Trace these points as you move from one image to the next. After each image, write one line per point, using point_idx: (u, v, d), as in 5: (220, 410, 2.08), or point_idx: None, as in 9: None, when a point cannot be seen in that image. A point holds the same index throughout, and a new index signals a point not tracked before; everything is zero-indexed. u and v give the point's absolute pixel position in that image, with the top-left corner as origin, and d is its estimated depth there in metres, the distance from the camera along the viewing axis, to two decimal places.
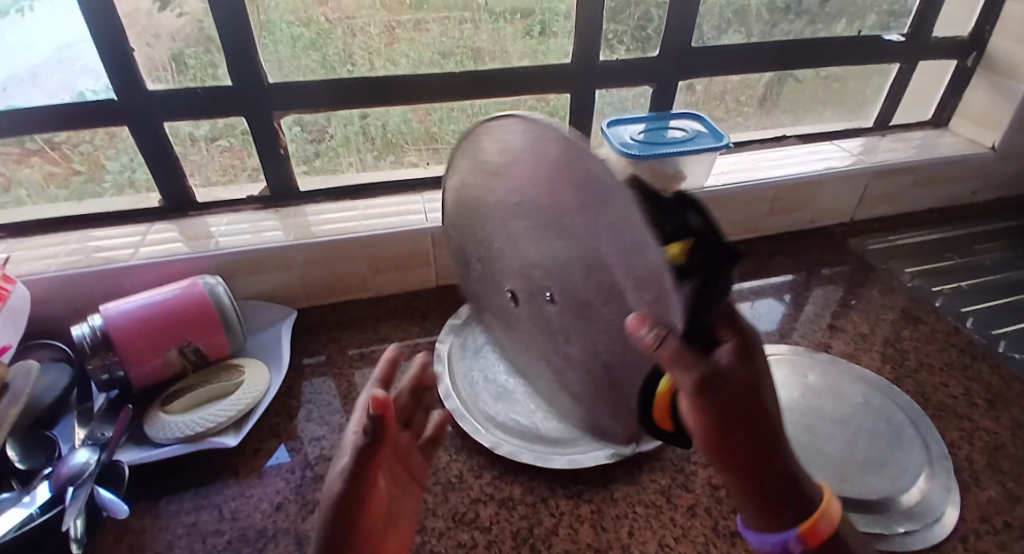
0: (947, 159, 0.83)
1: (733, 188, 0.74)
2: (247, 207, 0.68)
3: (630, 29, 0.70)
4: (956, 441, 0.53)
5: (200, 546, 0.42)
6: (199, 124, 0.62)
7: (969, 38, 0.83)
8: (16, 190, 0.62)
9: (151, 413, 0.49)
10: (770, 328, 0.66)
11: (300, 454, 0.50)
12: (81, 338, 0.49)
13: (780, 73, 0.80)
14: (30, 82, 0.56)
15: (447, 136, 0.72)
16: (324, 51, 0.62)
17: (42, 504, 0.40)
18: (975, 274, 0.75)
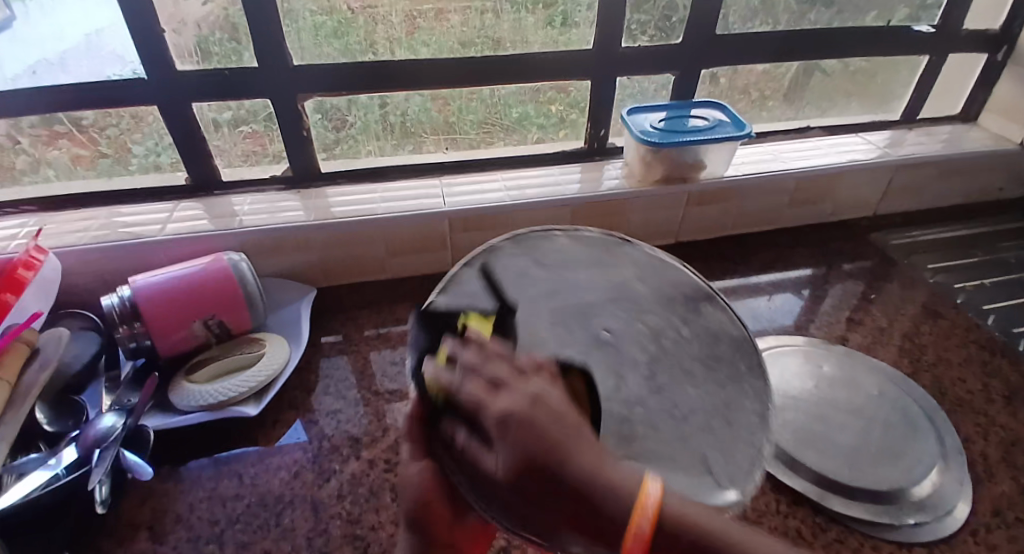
0: (976, 153, 0.81)
1: (754, 177, 0.73)
2: (271, 189, 0.69)
3: (653, 18, 0.70)
4: (970, 435, 0.52)
5: (220, 509, 0.44)
6: (223, 109, 0.64)
7: (1001, 31, 0.81)
8: (45, 170, 0.64)
9: (176, 382, 0.51)
10: (785, 321, 0.66)
11: (317, 425, 0.51)
12: (110, 308, 0.51)
13: (806, 62, 0.78)
14: (60, 68, 0.58)
15: (466, 124, 0.73)
16: (346, 39, 0.63)
17: (67, 465, 0.41)
18: (998, 271, 0.74)
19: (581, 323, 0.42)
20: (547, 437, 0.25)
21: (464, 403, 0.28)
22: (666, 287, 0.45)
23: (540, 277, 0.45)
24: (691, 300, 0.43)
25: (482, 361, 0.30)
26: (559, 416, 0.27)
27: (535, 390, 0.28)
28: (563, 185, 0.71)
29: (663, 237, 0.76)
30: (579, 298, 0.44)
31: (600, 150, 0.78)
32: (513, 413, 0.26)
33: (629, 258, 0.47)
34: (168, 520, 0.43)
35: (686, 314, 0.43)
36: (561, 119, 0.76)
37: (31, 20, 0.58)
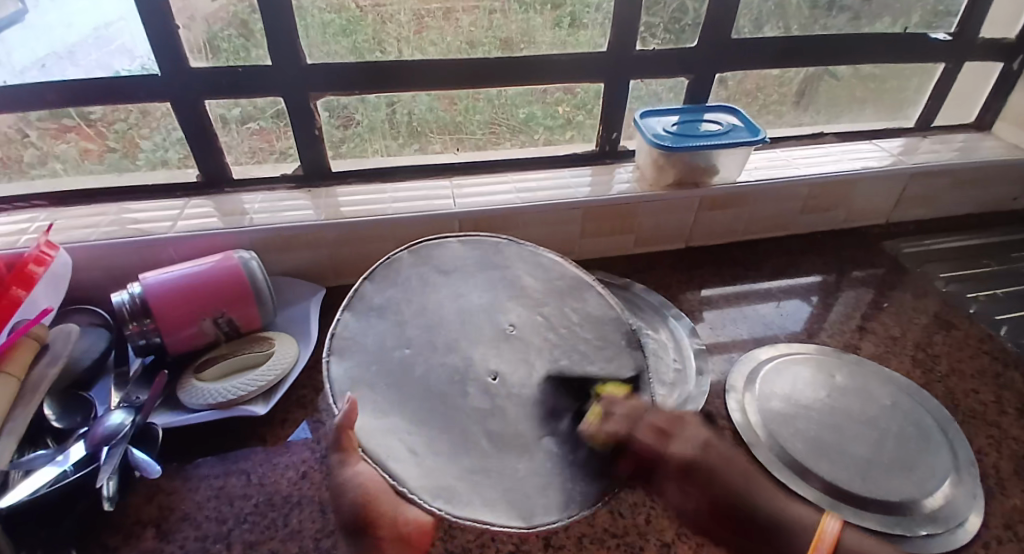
0: (989, 162, 0.80)
1: (766, 183, 0.73)
2: (280, 187, 0.69)
3: (664, 21, 0.69)
4: (984, 448, 0.51)
5: (228, 508, 0.44)
6: (232, 105, 0.64)
7: (1017, 39, 0.80)
8: (53, 164, 0.64)
9: (185, 379, 0.51)
10: (796, 328, 0.65)
11: (324, 425, 0.51)
12: (120, 304, 0.51)
13: (819, 68, 0.78)
14: (69, 60, 0.58)
15: (473, 125, 0.73)
16: (354, 37, 0.63)
17: (75, 462, 0.41)
18: (1012, 281, 0.73)
19: (488, 319, 0.46)
20: (712, 470, 0.39)
21: (638, 446, 0.38)
22: (560, 280, 0.50)
23: (440, 284, 0.48)
24: (577, 289, 0.49)
25: (632, 424, 0.38)
26: (716, 466, 0.40)
27: (689, 446, 0.40)
28: (573, 188, 0.70)
29: (673, 241, 0.76)
30: (489, 298, 0.47)
31: (610, 153, 0.77)
32: (692, 460, 0.39)
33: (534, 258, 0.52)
34: (175, 518, 0.43)
35: (576, 303, 0.48)
36: (568, 121, 0.75)
37: (42, 13, 0.58)
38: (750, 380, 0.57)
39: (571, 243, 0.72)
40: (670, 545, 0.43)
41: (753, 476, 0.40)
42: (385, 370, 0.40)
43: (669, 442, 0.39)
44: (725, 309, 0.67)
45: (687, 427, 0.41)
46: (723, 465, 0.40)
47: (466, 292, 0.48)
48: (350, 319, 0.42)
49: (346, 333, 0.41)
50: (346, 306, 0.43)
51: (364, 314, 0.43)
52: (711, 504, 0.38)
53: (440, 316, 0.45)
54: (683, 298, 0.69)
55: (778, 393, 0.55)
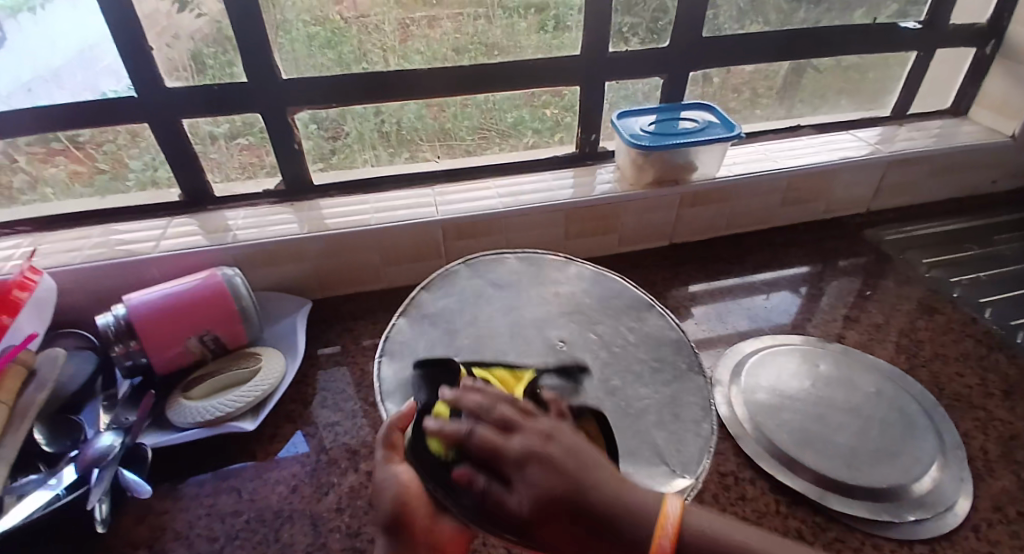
0: (967, 147, 0.81)
1: (746, 177, 0.73)
2: (265, 202, 0.69)
3: (642, 21, 0.70)
4: (969, 430, 0.52)
5: (219, 526, 0.44)
6: (218, 122, 0.64)
7: (989, 25, 0.81)
8: (43, 188, 0.65)
9: (172, 398, 0.51)
10: (782, 320, 0.66)
11: (315, 439, 0.51)
12: (105, 326, 0.51)
13: (795, 62, 0.79)
14: (53, 82, 0.59)
15: (461, 131, 0.73)
16: (338, 49, 0.63)
17: (68, 484, 0.42)
18: (993, 264, 0.74)
19: (539, 332, 0.46)
20: (557, 481, 0.30)
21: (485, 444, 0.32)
22: (614, 299, 0.51)
23: (494, 297, 0.50)
24: (633, 310, 0.50)
25: (486, 405, 0.35)
26: (560, 451, 0.32)
27: (544, 426, 0.33)
28: (556, 190, 0.71)
29: (658, 239, 0.76)
30: (541, 310, 0.49)
31: (591, 154, 0.78)
32: (529, 454, 0.31)
33: (586, 275, 0.53)
34: (168, 538, 0.43)
35: (629, 321, 0.48)
36: (556, 123, 0.76)
37: (23, 36, 0.57)
38: (735, 372, 0.58)
39: (556, 245, 0.72)
40: None
41: (592, 454, 0.32)
42: (432, 373, 0.42)
43: (507, 421, 0.34)
44: (712, 304, 0.68)
45: (526, 420, 0.33)
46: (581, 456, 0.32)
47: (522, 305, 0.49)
48: (404, 325, 0.46)
49: (396, 338, 0.44)
50: (401, 312, 0.47)
51: (419, 321, 0.46)
52: (550, 491, 0.30)
53: (492, 328, 0.47)
54: (670, 295, 0.69)
55: (763, 385, 0.56)
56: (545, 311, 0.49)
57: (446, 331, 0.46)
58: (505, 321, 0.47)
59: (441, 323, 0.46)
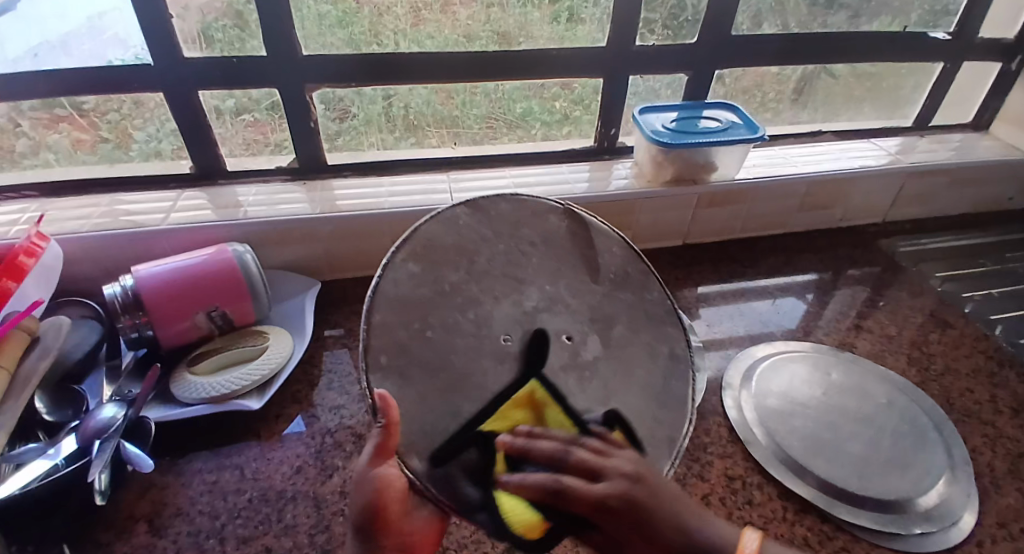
0: (986, 163, 0.80)
1: (764, 180, 0.72)
2: (275, 179, 0.68)
3: (662, 17, 0.69)
4: (978, 446, 0.52)
5: (221, 503, 0.43)
6: (226, 97, 0.63)
7: (1016, 38, 0.80)
8: (46, 154, 0.63)
9: (177, 373, 0.50)
10: (791, 325, 0.65)
11: (318, 420, 0.51)
12: (112, 297, 0.50)
13: (817, 66, 0.78)
14: (62, 49, 0.57)
15: (469, 119, 0.72)
16: (350, 29, 0.62)
17: (67, 456, 0.41)
18: (1007, 281, 0.73)
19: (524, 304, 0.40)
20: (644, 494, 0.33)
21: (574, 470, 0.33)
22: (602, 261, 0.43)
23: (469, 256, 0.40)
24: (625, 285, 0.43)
25: (560, 449, 0.34)
26: (652, 510, 0.33)
27: (628, 467, 0.34)
28: (570, 184, 0.70)
29: (671, 239, 0.76)
30: (503, 258, 0.41)
31: (609, 148, 0.77)
32: (619, 495, 0.33)
33: (507, 205, 0.43)
34: (168, 513, 0.43)
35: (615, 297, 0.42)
36: (565, 116, 0.75)
37: (33, 2, 0.56)
38: (746, 377, 0.57)
39: None
40: None
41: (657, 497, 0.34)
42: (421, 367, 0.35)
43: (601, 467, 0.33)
44: (721, 307, 0.67)
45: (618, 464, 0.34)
46: (657, 506, 0.33)
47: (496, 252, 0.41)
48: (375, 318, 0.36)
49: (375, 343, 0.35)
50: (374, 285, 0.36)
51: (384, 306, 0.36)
52: (641, 528, 0.33)
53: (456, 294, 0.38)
54: (680, 295, 0.69)
55: (774, 391, 0.55)
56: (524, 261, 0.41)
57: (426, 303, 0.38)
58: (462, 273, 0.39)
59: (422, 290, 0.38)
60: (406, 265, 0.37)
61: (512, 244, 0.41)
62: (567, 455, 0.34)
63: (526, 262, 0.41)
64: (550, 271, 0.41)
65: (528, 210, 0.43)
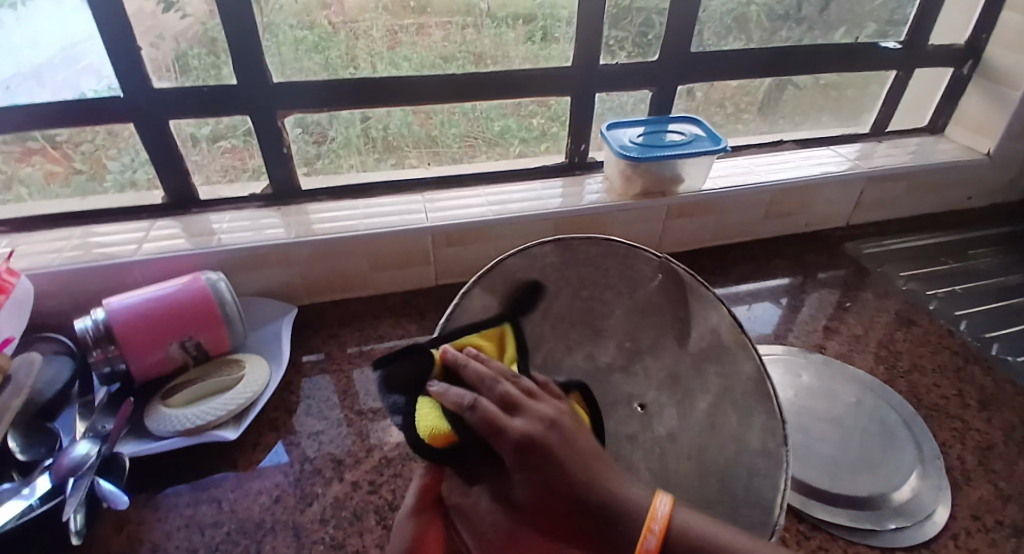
0: (943, 165, 0.84)
1: (732, 189, 0.75)
2: (251, 206, 0.68)
3: (630, 35, 0.71)
4: (947, 440, 0.53)
5: (199, 537, 0.43)
6: (203, 124, 0.63)
7: (965, 46, 0.84)
8: (17, 188, 0.63)
9: (151, 406, 0.50)
10: (764, 330, 0.67)
11: (298, 447, 0.51)
12: (83, 331, 0.50)
13: (778, 78, 0.81)
14: (34, 80, 0.57)
15: (448, 138, 0.73)
16: (326, 54, 0.63)
17: (41, 495, 0.40)
18: (969, 278, 0.76)
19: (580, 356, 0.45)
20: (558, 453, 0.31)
21: (494, 402, 0.34)
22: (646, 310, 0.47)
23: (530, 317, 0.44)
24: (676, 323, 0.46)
25: (488, 379, 0.36)
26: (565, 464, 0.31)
27: (548, 413, 0.33)
28: (545, 199, 0.71)
29: (646, 250, 0.77)
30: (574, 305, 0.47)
31: (581, 164, 0.79)
32: (529, 438, 0.32)
33: (598, 251, 0.47)
34: (144, 550, 0.42)
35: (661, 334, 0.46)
36: (542, 133, 0.76)
37: (5, 31, 0.55)
38: None
39: None
40: None
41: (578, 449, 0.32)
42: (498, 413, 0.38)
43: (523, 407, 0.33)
44: None
45: (532, 407, 0.34)
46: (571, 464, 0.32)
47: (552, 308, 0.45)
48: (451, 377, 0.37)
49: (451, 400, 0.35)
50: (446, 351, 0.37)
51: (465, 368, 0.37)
52: (550, 482, 0.31)
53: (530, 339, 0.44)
54: None
55: None
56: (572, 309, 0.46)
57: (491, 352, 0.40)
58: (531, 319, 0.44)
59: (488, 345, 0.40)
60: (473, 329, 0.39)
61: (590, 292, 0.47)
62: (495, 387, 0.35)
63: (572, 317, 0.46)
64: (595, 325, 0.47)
65: (618, 258, 0.48)
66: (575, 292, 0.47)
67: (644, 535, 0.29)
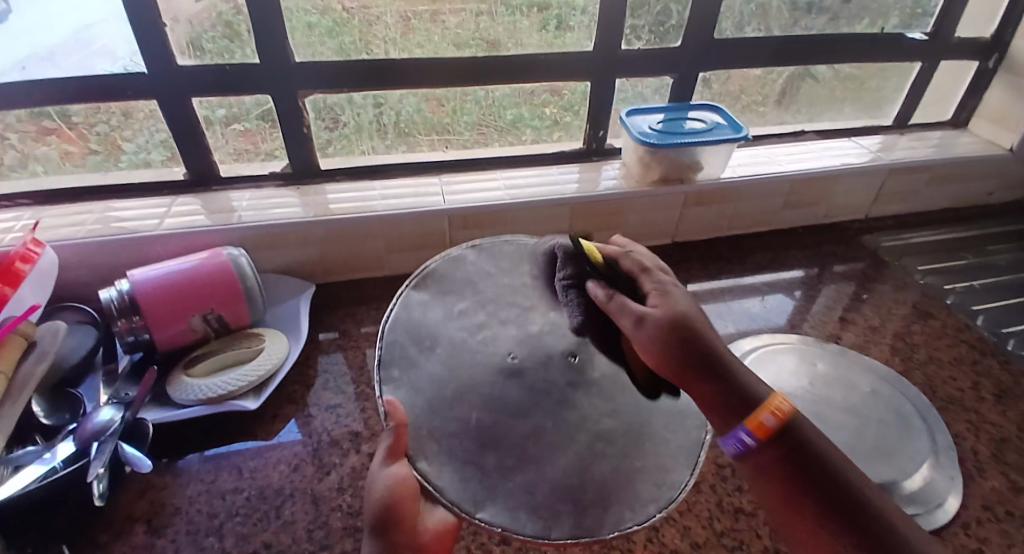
0: (965, 159, 0.83)
1: (749, 179, 0.74)
2: (269, 185, 0.69)
3: (649, 22, 0.71)
4: (962, 432, 0.53)
5: (220, 502, 0.44)
6: (216, 106, 0.64)
7: (992, 38, 0.83)
8: (34, 166, 0.64)
9: (174, 376, 0.51)
10: (779, 321, 0.66)
11: (315, 419, 0.51)
12: (108, 301, 0.51)
13: (799, 68, 0.80)
14: (50, 61, 0.57)
15: (460, 126, 0.73)
16: (340, 39, 0.63)
17: (64, 459, 0.41)
18: (987, 273, 0.75)
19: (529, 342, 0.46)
20: (696, 325, 0.41)
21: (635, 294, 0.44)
22: None
23: (479, 289, 0.50)
24: None
25: (669, 295, 0.43)
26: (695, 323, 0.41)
27: (683, 305, 0.42)
28: (560, 185, 0.71)
29: (660, 238, 0.77)
30: (506, 289, 0.50)
31: (597, 150, 0.78)
32: (677, 317, 0.41)
33: (513, 249, 0.54)
34: (167, 512, 0.43)
35: None
36: (555, 122, 0.76)
37: (18, 16, 0.56)
38: None
39: None
40: (657, 529, 0.44)
41: (706, 339, 0.40)
42: (429, 379, 0.42)
43: (671, 297, 0.43)
44: (711, 304, 0.69)
45: (676, 297, 0.43)
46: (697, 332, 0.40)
47: (502, 284, 0.51)
48: (399, 319, 0.45)
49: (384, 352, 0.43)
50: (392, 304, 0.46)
51: (403, 325, 0.45)
52: (700, 349, 0.40)
53: (470, 322, 0.47)
54: None
55: None
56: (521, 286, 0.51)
57: (436, 315, 0.47)
58: (470, 302, 0.48)
59: (433, 311, 0.47)
60: (418, 294, 0.48)
61: (517, 279, 0.51)
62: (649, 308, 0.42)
63: (533, 293, 0.50)
64: (550, 300, 0.49)
65: (531, 251, 0.54)
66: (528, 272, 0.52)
67: (766, 415, 0.37)
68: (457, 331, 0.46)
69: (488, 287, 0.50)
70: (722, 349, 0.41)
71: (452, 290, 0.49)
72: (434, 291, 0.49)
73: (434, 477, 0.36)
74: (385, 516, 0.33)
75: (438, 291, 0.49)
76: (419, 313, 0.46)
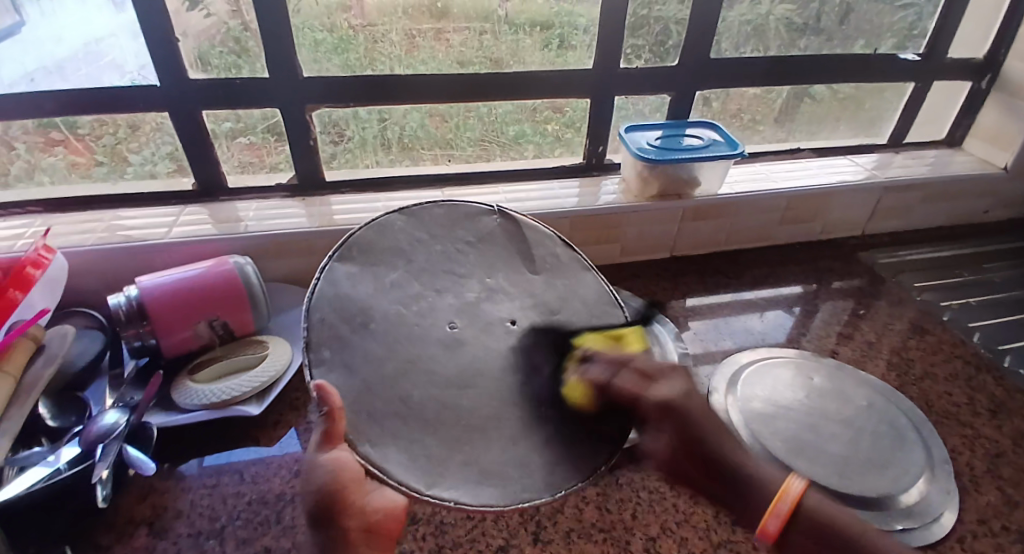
0: (959, 177, 0.84)
1: (747, 195, 0.75)
2: (275, 196, 0.70)
3: (648, 43, 0.73)
4: (957, 446, 0.53)
5: (221, 507, 0.44)
6: (224, 119, 0.65)
7: (983, 60, 0.85)
8: (39, 176, 0.65)
9: (179, 381, 0.51)
10: (778, 336, 0.67)
11: (317, 427, 0.52)
12: (116, 307, 0.52)
13: (796, 88, 0.81)
14: (58, 74, 0.59)
15: (463, 141, 0.75)
16: (347, 55, 0.65)
17: (68, 460, 0.42)
18: (982, 290, 0.76)
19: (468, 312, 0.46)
20: (686, 412, 0.39)
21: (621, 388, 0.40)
22: (533, 249, 0.52)
23: (409, 258, 0.48)
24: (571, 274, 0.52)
25: (611, 370, 0.41)
26: (688, 414, 0.39)
27: (671, 390, 0.40)
28: (561, 198, 0.72)
29: (658, 251, 0.78)
30: (440, 257, 0.49)
31: (598, 165, 0.80)
32: (667, 401, 0.39)
33: (444, 212, 0.52)
34: (169, 516, 0.43)
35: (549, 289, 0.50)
36: (557, 138, 0.78)
37: (30, 28, 0.58)
38: (731, 381, 0.59)
39: None
40: (654, 539, 0.44)
41: (711, 423, 0.39)
42: (365, 356, 0.40)
43: (651, 386, 0.40)
44: (709, 318, 0.69)
45: (660, 383, 0.40)
46: (709, 420, 0.39)
47: (436, 248, 0.49)
48: (324, 294, 0.41)
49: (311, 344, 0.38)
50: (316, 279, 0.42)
51: (332, 302, 0.41)
52: (686, 439, 0.38)
53: (402, 291, 0.45)
54: (669, 306, 0.71)
55: (759, 395, 0.57)
56: (454, 252, 0.50)
57: (367, 290, 0.44)
58: (401, 272, 0.46)
59: (362, 285, 0.44)
60: (346, 267, 0.44)
61: (449, 245, 0.50)
62: (644, 395, 0.39)
63: (466, 259, 0.50)
64: (485, 266, 0.50)
65: (460, 214, 0.52)
66: (461, 237, 0.51)
67: (769, 518, 0.35)
68: (393, 305, 0.44)
69: (419, 253, 0.48)
70: (713, 437, 0.38)
71: (380, 261, 0.46)
72: (357, 262, 0.45)
73: (380, 460, 0.34)
74: (327, 502, 0.35)
75: (367, 263, 0.45)
76: (344, 294, 0.42)
